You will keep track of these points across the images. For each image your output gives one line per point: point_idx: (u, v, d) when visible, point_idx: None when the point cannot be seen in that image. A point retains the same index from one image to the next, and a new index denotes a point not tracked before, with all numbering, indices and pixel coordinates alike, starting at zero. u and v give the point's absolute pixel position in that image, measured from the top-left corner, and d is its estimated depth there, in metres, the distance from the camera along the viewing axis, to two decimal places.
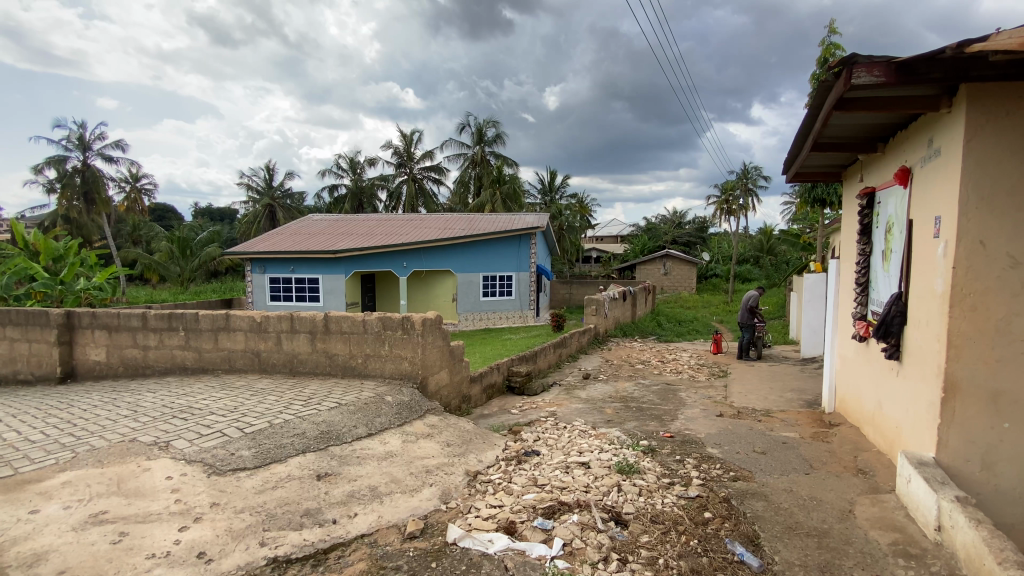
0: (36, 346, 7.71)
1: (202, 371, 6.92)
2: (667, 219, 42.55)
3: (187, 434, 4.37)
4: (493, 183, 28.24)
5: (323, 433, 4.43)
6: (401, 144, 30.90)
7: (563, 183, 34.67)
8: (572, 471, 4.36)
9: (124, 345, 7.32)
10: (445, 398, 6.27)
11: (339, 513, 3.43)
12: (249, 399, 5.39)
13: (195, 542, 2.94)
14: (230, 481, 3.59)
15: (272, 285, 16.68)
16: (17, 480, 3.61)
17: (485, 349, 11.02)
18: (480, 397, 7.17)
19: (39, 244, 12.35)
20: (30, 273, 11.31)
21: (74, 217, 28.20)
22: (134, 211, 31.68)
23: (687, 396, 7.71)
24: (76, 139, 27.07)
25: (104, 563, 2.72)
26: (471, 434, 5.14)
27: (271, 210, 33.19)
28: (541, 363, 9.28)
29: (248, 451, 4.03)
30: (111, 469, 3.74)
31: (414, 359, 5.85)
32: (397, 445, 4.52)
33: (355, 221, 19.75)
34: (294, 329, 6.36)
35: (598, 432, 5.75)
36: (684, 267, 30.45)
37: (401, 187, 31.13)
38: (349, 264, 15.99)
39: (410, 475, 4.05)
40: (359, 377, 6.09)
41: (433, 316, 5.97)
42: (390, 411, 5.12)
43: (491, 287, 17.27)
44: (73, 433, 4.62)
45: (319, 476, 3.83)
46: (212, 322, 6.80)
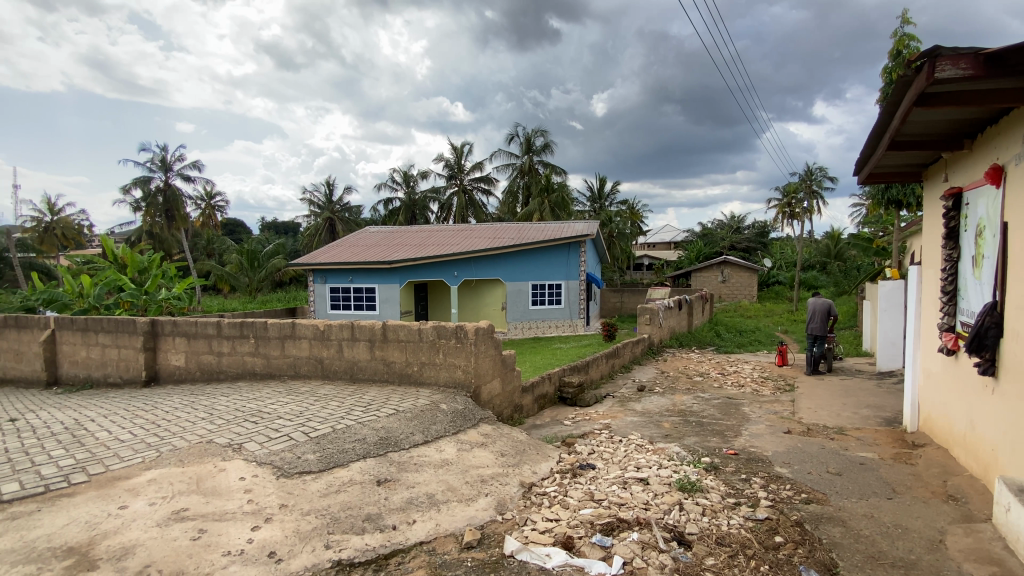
0: (125, 351, 8.44)
1: (270, 377, 7.30)
2: (725, 224, 40.92)
3: (258, 437, 4.62)
4: (542, 191, 28.30)
5: (382, 439, 4.56)
6: (452, 156, 31.60)
7: (613, 190, 34.24)
8: (630, 487, 4.23)
9: (201, 351, 7.86)
10: (498, 407, 6.28)
11: (398, 519, 3.50)
12: (313, 404, 5.63)
13: (266, 542, 3.08)
14: (296, 484, 3.76)
15: (331, 294, 17.43)
16: (110, 476, 3.95)
17: (537, 358, 10.98)
18: (533, 407, 7.14)
19: (126, 257, 13.49)
20: (119, 284, 12.53)
21: (157, 232, 30.73)
22: (208, 226, 34.14)
23: (751, 411, 7.33)
24: (159, 162, 29.59)
25: (185, 558, 2.89)
26: (525, 444, 5.11)
27: (331, 223, 34.87)
28: (593, 374, 9.12)
29: (313, 455, 4.20)
30: (190, 469, 4.01)
31: (467, 368, 5.90)
32: (452, 454, 4.56)
33: (410, 232, 20.35)
34: (354, 337, 6.61)
35: (656, 447, 5.56)
36: (743, 274, 29.15)
37: (452, 199, 31.81)
38: (403, 273, 16.50)
39: (466, 483, 4.07)
40: (415, 385, 6.22)
41: (486, 325, 6.00)
42: (445, 418, 5.18)
43: (541, 295, 17.23)
44: (158, 433, 5.01)
45: (379, 482, 3.93)
46: (279, 330, 7.17)
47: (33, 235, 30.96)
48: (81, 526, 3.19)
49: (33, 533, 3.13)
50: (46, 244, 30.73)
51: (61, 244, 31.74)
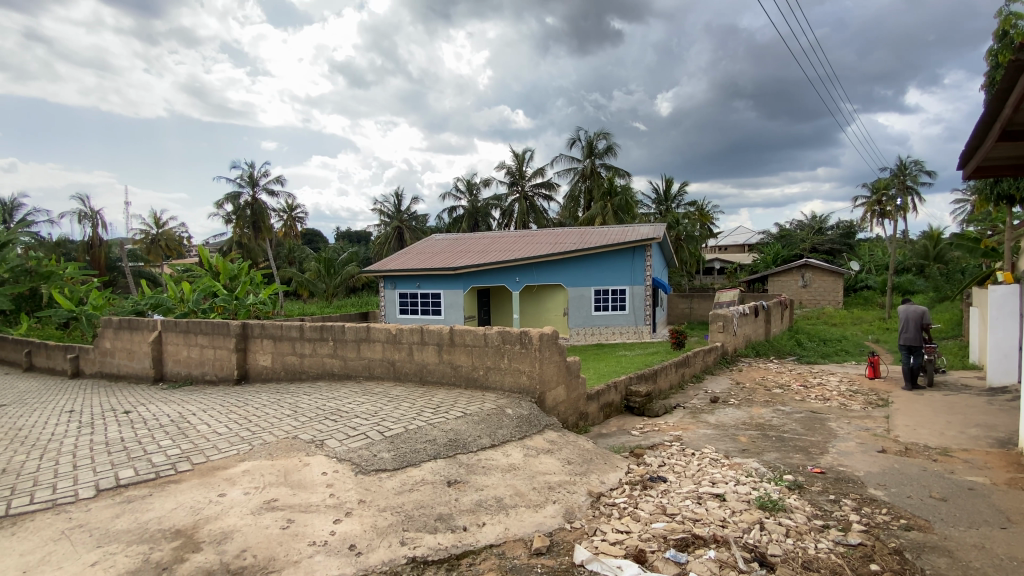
0: (220, 351, 9.26)
1: (346, 377, 7.73)
2: (806, 225, 38.24)
3: (338, 434, 4.90)
4: (604, 195, 27.90)
5: (451, 441, 4.68)
6: (514, 163, 31.94)
7: (680, 192, 33.11)
8: (705, 503, 4.06)
9: (286, 353, 8.47)
10: (563, 414, 6.23)
11: (468, 520, 3.57)
12: (386, 405, 5.89)
13: (348, 535, 3.26)
14: (373, 481, 3.95)
15: (400, 300, 18.16)
16: (209, 466, 4.36)
17: (602, 365, 10.81)
18: (599, 415, 7.03)
19: (219, 266, 14.79)
20: (215, 291, 13.79)
21: (245, 243, 33.48)
22: (290, 235, 36.74)
23: (838, 427, 6.78)
24: (247, 178, 32.26)
25: (276, 546, 3.12)
26: (592, 453, 5.04)
27: (399, 232, 36.40)
28: (662, 383, 8.83)
29: (387, 453, 4.39)
30: (278, 462, 4.32)
31: (532, 373, 5.91)
32: (519, 459, 4.59)
33: (473, 238, 20.76)
34: (423, 341, 6.85)
35: (732, 461, 5.29)
36: (827, 279, 27.05)
37: (513, 205, 32.17)
38: (467, 279, 16.89)
39: (534, 489, 4.08)
40: (481, 389, 6.33)
41: (550, 331, 5.99)
42: (512, 423, 5.23)
43: (604, 301, 16.92)
44: (248, 428, 5.47)
45: (449, 483, 4.03)
46: (355, 333, 7.58)
47: (143, 247, 34.78)
48: (186, 511, 3.54)
49: (146, 515, 3.51)
50: (153, 254, 34.43)
51: (165, 254, 35.42)
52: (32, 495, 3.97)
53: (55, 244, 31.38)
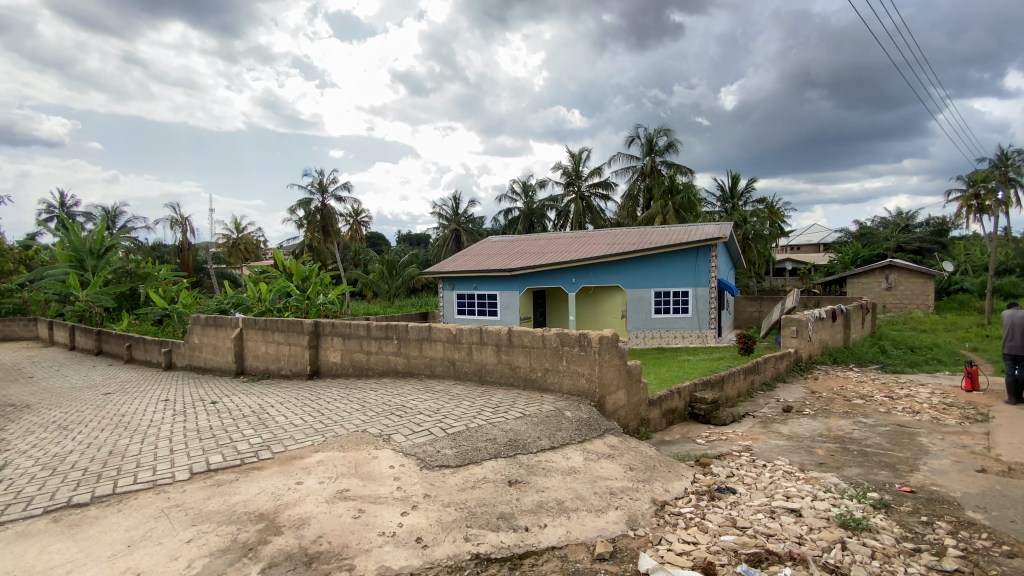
0: (294, 347, 9.87)
1: (410, 375, 8.00)
2: (890, 222, 35.28)
3: (404, 430, 5.09)
4: (665, 194, 27.11)
5: (511, 440, 4.72)
6: (570, 164, 31.70)
7: (747, 189, 31.57)
8: (779, 518, 3.85)
9: (354, 350, 8.89)
10: (624, 418, 6.09)
11: (530, 521, 3.59)
12: (447, 403, 6.04)
13: (414, 528, 3.37)
14: (437, 476, 4.07)
15: (458, 300, 18.54)
16: (287, 455, 4.66)
17: (664, 370, 10.50)
18: (661, 421, 6.82)
19: (292, 267, 15.70)
20: (289, 291, 14.78)
21: (315, 246, 35.48)
22: (355, 238, 38.54)
23: (931, 443, 6.20)
24: (317, 185, 34.17)
25: (349, 534, 3.28)
26: (655, 460, 4.90)
27: (457, 234, 37.21)
28: (729, 391, 8.44)
29: (450, 450, 4.49)
30: (349, 454, 4.55)
31: (592, 376, 5.81)
32: (579, 462, 4.55)
33: (529, 240, 20.81)
34: (482, 342, 6.95)
35: (809, 475, 4.97)
36: (915, 281, 24.76)
37: (570, 206, 31.95)
38: (524, 280, 16.98)
39: (595, 493, 4.02)
40: (540, 390, 6.33)
41: (610, 334, 5.88)
42: (571, 426, 5.19)
43: (665, 303, 16.41)
44: (322, 420, 5.80)
45: (510, 482, 4.07)
46: (418, 333, 7.83)
47: (225, 250, 37.73)
48: (267, 496, 3.80)
49: (234, 498, 3.81)
50: (233, 257, 37.24)
51: (244, 256, 38.23)
52: (136, 475, 4.43)
53: (151, 248, 34.72)
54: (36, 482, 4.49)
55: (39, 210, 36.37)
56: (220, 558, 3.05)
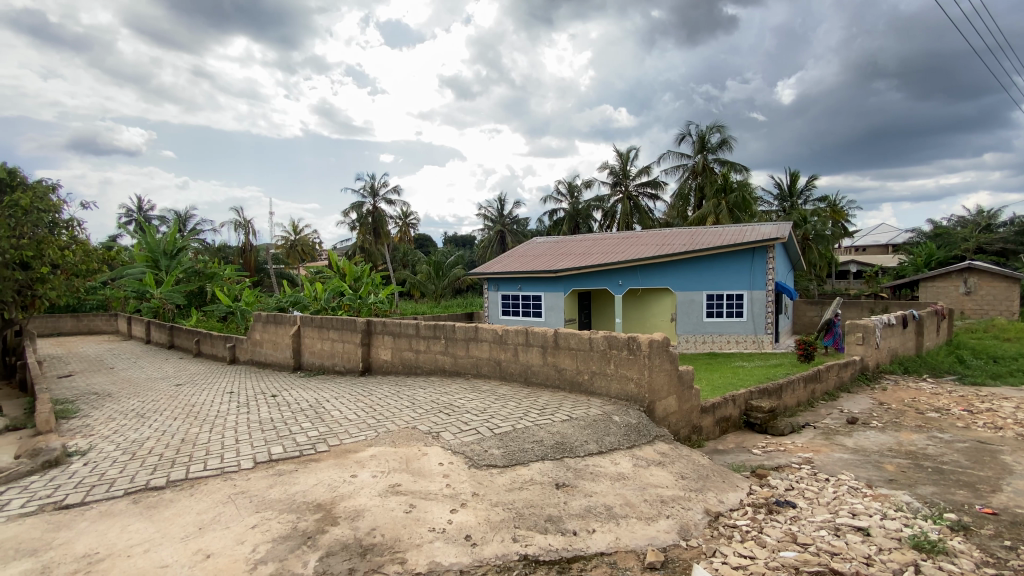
0: (347, 344, 10.26)
1: (457, 373, 8.13)
2: (970, 221, 32.55)
3: (452, 428, 5.18)
4: (717, 192, 26.19)
5: (558, 443, 4.70)
6: (617, 163, 31.21)
7: (807, 186, 30.04)
8: (844, 536, 3.64)
9: (403, 348, 9.14)
10: (674, 425, 5.91)
11: (578, 525, 3.55)
12: (494, 402, 6.10)
13: (463, 525, 3.42)
14: (485, 476, 4.11)
15: (503, 301, 18.67)
16: (342, 448, 4.85)
17: (715, 376, 10.13)
18: (714, 429, 6.59)
19: (346, 268, 16.27)
20: (342, 290, 15.44)
21: (367, 247, 36.71)
22: (404, 240, 39.59)
23: (1017, 462, 5.67)
24: (368, 188, 35.41)
25: (401, 528, 3.37)
26: (708, 470, 4.73)
27: (502, 235, 37.50)
28: (787, 399, 8.04)
29: (497, 450, 4.54)
30: (400, 450, 4.67)
31: (641, 381, 5.68)
32: (628, 468, 4.46)
33: (575, 241, 20.65)
34: (529, 343, 6.97)
35: (877, 493, 4.66)
36: (998, 285, 22.63)
37: (616, 206, 31.48)
38: (569, 282, 16.90)
39: (645, 501, 3.93)
40: (586, 394, 6.26)
41: (661, 337, 5.73)
42: (620, 430, 5.10)
43: (717, 306, 15.84)
44: (374, 416, 6.01)
45: (558, 485, 4.05)
46: (465, 332, 7.95)
47: (283, 250, 39.73)
48: (324, 487, 3.96)
49: (294, 488, 4.00)
50: (291, 258, 39.14)
51: (301, 257, 40.13)
52: (205, 462, 4.74)
53: (218, 250, 37.09)
54: (119, 465, 4.89)
55: (120, 214, 39.59)
56: (281, 545, 3.21)
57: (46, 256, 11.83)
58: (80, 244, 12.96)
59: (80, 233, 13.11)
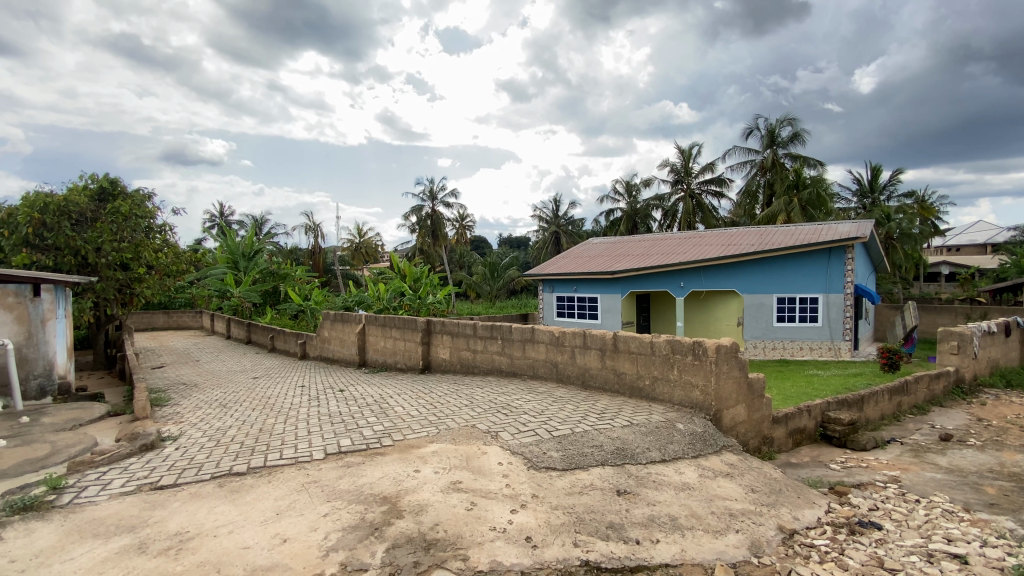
0: (408, 343, 10.59)
1: (514, 374, 8.17)
2: None
3: (511, 428, 5.22)
4: (788, 189, 24.70)
5: (619, 449, 4.61)
6: (679, 160, 30.18)
7: (891, 181, 27.74)
8: (939, 566, 3.31)
9: (461, 347, 9.31)
10: (743, 436, 5.62)
11: (641, 534, 3.44)
12: (552, 404, 6.07)
13: (524, 526, 3.42)
14: (544, 478, 4.10)
15: (559, 303, 18.61)
16: (405, 443, 5.01)
17: (787, 385, 9.54)
18: (786, 442, 6.20)
19: (406, 269, 16.86)
20: (402, 290, 16.02)
21: (426, 249, 37.76)
22: (461, 242, 40.37)
23: None
24: (427, 192, 36.48)
25: (463, 525, 3.42)
26: (781, 484, 4.46)
27: (557, 236, 37.36)
28: (869, 412, 7.44)
29: (557, 453, 4.52)
30: (460, 447, 4.76)
31: (706, 389, 5.46)
32: (693, 478, 4.29)
33: (633, 241, 20.22)
34: (586, 345, 6.89)
35: (977, 518, 4.20)
36: None
37: (678, 205, 30.46)
38: (626, 284, 16.56)
39: (712, 514, 3.76)
40: (647, 399, 6.09)
41: (729, 343, 5.46)
42: (683, 439, 4.92)
43: (787, 310, 14.95)
44: (434, 413, 6.15)
45: (619, 492, 3.96)
46: (522, 333, 7.98)
47: (349, 253, 41.71)
48: (390, 480, 4.11)
49: (361, 479, 4.17)
50: (355, 260, 40.98)
51: (364, 259, 41.96)
52: (281, 452, 5.05)
53: (290, 252, 39.53)
54: (206, 451, 5.32)
55: (205, 219, 43.16)
56: (350, 534, 3.35)
57: (143, 257, 13.10)
58: (171, 247, 14.30)
59: (171, 237, 14.40)
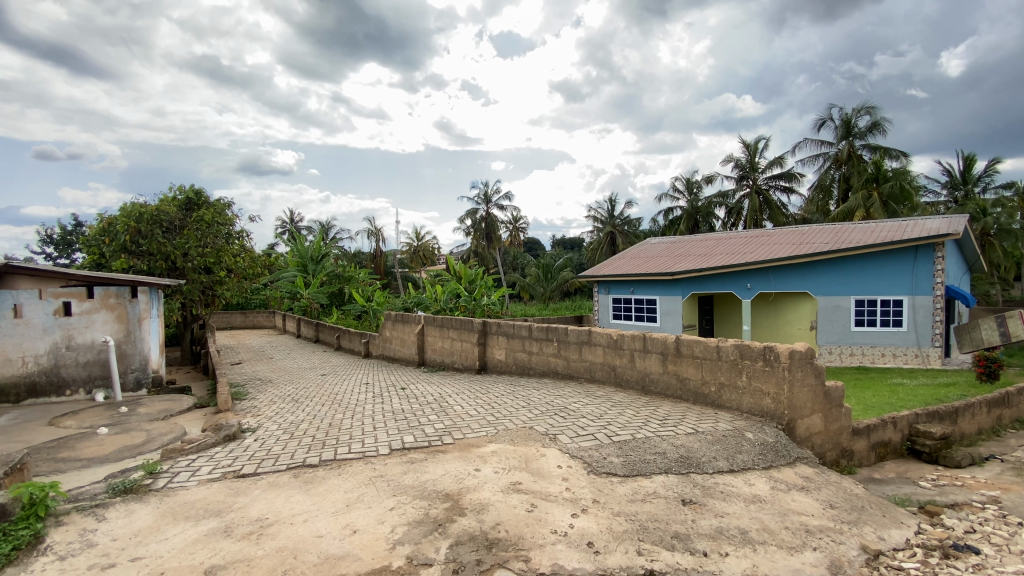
0: (465, 343, 10.79)
1: (570, 376, 8.11)
2: None
3: (570, 431, 5.19)
4: (867, 182, 22.94)
5: (683, 457, 4.47)
6: (743, 156, 28.86)
7: (988, 170, 25.09)
8: None
9: (517, 348, 9.36)
10: (819, 447, 5.27)
11: (709, 546, 3.31)
12: (611, 409, 5.97)
13: (585, 532, 3.38)
14: (605, 483, 4.04)
15: (615, 305, 18.32)
16: (465, 442, 5.10)
17: (866, 394, 8.85)
18: (868, 455, 5.76)
19: (461, 271, 17.21)
20: (458, 291, 16.37)
21: (481, 251, 38.36)
22: (515, 243, 40.65)
23: None
24: (482, 196, 37.11)
25: (524, 526, 3.44)
26: (864, 501, 4.14)
27: (613, 237, 36.76)
28: (964, 426, 6.76)
29: (617, 458, 4.44)
30: (519, 448, 4.79)
31: (778, 397, 5.17)
32: (764, 490, 4.07)
33: (693, 241, 19.54)
34: (646, 349, 6.73)
35: None
36: None
37: (742, 203, 29.13)
38: (687, 285, 16.02)
39: (786, 529, 3.55)
40: (713, 407, 5.85)
41: (803, 348, 5.14)
42: (753, 449, 4.68)
43: (867, 313, 13.89)
44: (493, 413, 6.23)
45: (684, 501, 3.83)
46: (578, 336, 7.91)
47: (407, 255, 43.15)
48: (451, 478, 4.21)
49: (424, 475, 4.30)
50: (414, 262, 42.36)
51: (422, 262, 43.24)
52: (349, 446, 5.29)
53: (353, 256, 41.44)
54: (282, 443, 5.68)
55: (277, 225, 46.23)
56: (416, 528, 3.46)
57: (223, 262, 14.20)
58: (248, 251, 15.40)
59: (247, 242, 15.50)
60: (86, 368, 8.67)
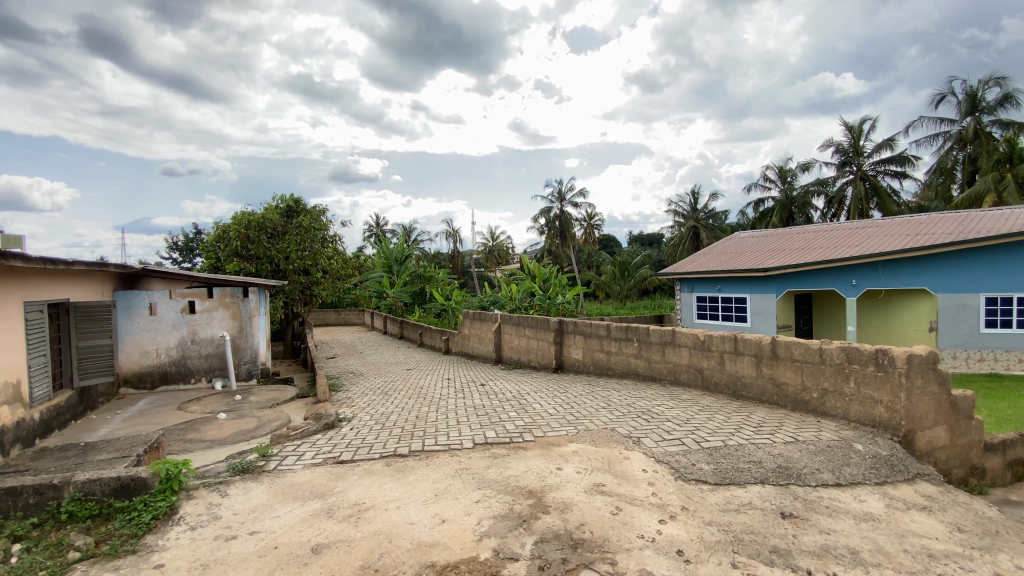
0: (542, 342, 10.83)
1: (652, 378, 7.86)
2: None
3: (654, 435, 5.04)
4: (1001, 163, 19.97)
5: (781, 467, 4.17)
6: (845, 139, 26.31)
7: None
8: None
9: (595, 348, 9.24)
10: (944, 464, 4.69)
11: (813, 564, 3.05)
12: (698, 413, 5.71)
13: (675, 539, 3.27)
14: (695, 491, 3.88)
15: (700, 304, 17.51)
16: (547, 440, 5.13)
17: (1001, 405, 7.73)
18: (1005, 475, 5.03)
19: (536, 270, 17.29)
20: (533, 290, 16.46)
21: (556, 250, 38.27)
22: (590, 241, 40.10)
23: None
24: (557, 194, 37.00)
25: (609, 528, 3.40)
26: (1002, 526, 3.61)
27: (695, 232, 35.03)
28: None
29: (707, 465, 4.25)
30: (601, 450, 4.73)
31: (894, 405, 4.67)
32: (878, 508, 3.70)
33: (786, 234, 18.13)
34: (738, 351, 6.36)
35: None
36: None
37: (845, 190, 26.52)
38: (780, 283, 14.95)
39: (905, 552, 3.20)
40: (814, 415, 5.40)
41: (924, 352, 4.59)
42: (864, 462, 4.27)
43: (1001, 313, 12.09)
44: (573, 412, 6.20)
45: (784, 514, 3.58)
46: (660, 336, 7.64)
47: (483, 255, 44.12)
48: (534, 475, 4.25)
49: (508, 471, 4.38)
50: (489, 262, 43.25)
51: (497, 261, 44.01)
52: (436, 438, 5.52)
53: (433, 256, 43.16)
54: (374, 433, 6.05)
55: (364, 229, 49.35)
56: (501, 523, 3.54)
57: (319, 264, 15.41)
58: (340, 254, 16.58)
59: (340, 245, 16.67)
60: (207, 359, 9.83)
